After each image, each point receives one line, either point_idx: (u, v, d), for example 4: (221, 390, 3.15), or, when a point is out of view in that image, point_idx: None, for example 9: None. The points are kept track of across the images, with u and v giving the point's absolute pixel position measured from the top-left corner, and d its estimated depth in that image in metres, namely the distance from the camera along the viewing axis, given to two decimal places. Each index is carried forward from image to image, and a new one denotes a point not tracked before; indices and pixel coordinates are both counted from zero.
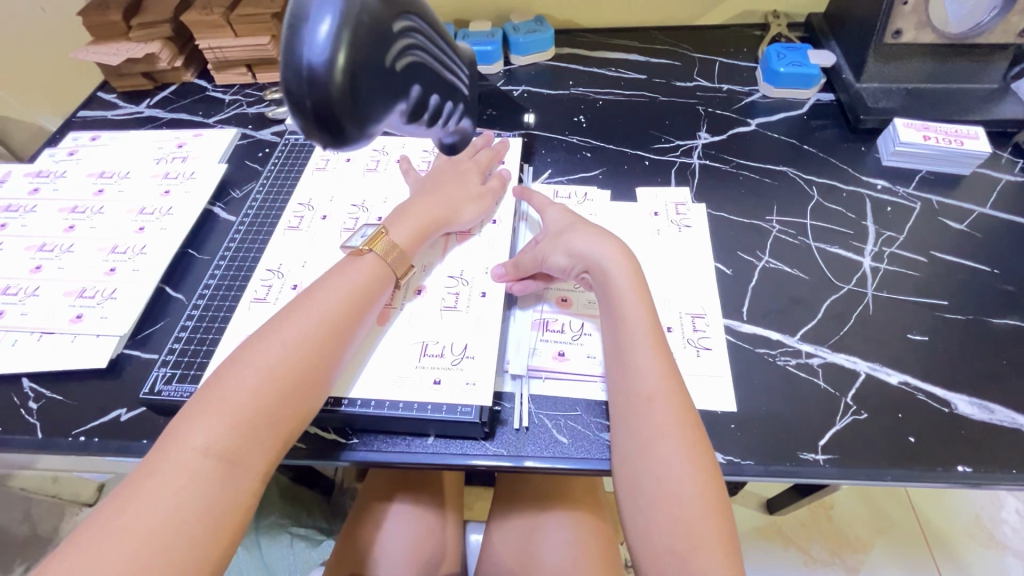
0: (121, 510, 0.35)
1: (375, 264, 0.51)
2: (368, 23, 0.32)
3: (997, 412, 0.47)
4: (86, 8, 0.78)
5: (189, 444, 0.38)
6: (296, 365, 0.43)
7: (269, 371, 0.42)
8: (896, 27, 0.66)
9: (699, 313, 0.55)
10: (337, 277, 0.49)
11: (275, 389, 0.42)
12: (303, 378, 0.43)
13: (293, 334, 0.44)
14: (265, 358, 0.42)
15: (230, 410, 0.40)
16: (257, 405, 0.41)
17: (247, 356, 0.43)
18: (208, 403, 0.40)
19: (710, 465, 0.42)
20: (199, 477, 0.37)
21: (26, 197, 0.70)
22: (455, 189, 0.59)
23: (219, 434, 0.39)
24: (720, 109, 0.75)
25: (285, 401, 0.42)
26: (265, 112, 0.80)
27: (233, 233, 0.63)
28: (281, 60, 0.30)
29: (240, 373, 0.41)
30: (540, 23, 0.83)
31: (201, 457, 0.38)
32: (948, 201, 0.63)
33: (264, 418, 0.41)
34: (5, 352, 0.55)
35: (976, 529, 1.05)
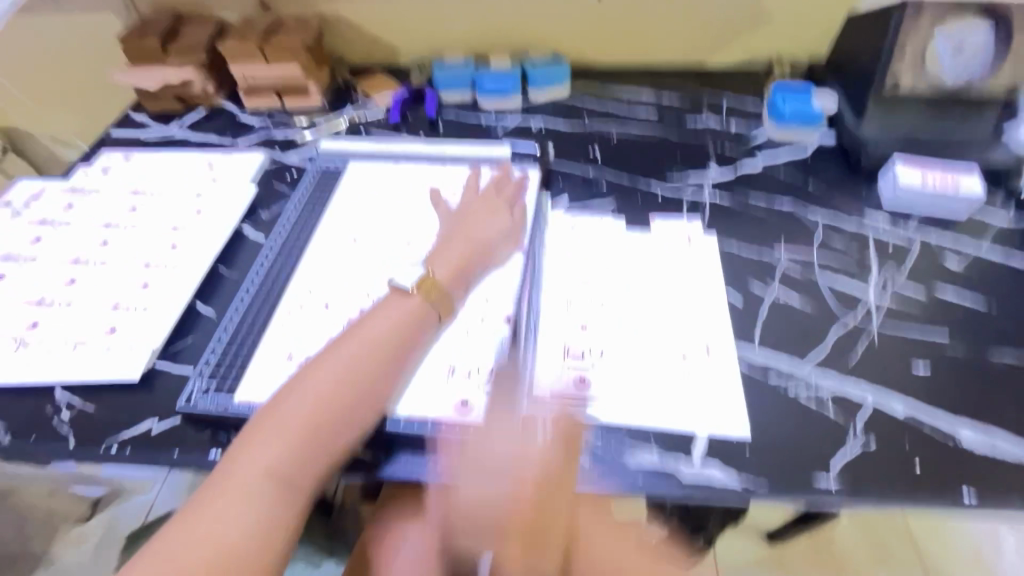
0: (193, 523, 0.40)
1: (418, 303, 0.53)
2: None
3: (997, 444, 0.50)
4: (127, 35, 0.82)
5: (248, 467, 0.43)
6: (342, 398, 0.46)
7: (318, 402, 0.46)
8: (893, 79, 0.71)
9: (712, 341, 0.57)
10: (382, 313, 0.52)
11: (322, 418, 0.45)
12: (348, 409, 0.46)
13: (342, 368, 0.48)
14: (315, 391, 0.46)
15: (285, 436, 0.44)
16: (309, 434, 0.45)
17: (299, 386, 0.46)
18: (265, 430, 0.44)
19: None
20: (258, 497, 0.42)
21: (60, 212, 0.72)
22: (489, 227, 0.61)
23: (278, 457, 0.43)
24: (729, 147, 0.79)
25: (332, 432, 0.45)
26: (293, 137, 0.84)
27: (265, 252, 0.65)
28: None
29: (293, 402, 0.46)
30: (558, 60, 0.87)
31: (262, 479, 0.42)
32: (946, 242, 0.66)
33: (315, 445, 0.45)
34: (41, 362, 0.57)
35: (974, 562, 1.05)
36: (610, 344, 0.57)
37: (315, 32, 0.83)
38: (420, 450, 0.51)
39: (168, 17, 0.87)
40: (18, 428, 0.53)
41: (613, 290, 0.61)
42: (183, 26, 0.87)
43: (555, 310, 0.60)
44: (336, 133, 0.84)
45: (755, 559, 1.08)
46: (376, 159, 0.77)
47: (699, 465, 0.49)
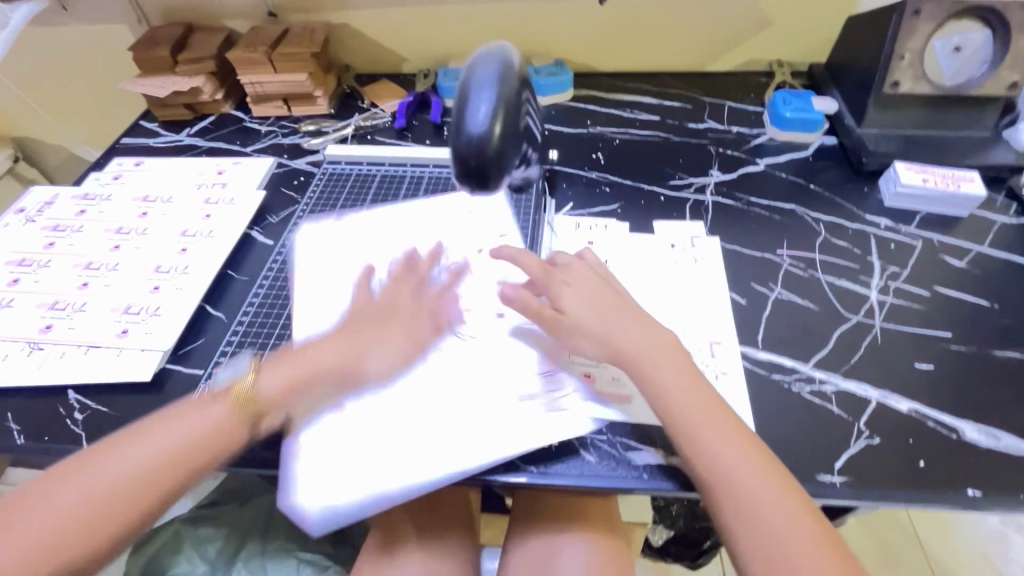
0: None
1: (271, 369, 0.49)
2: (511, 103, 0.46)
3: (1002, 438, 0.50)
4: (138, 45, 0.84)
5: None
6: (116, 483, 0.42)
7: (97, 485, 0.42)
8: (894, 79, 0.71)
9: (716, 340, 0.57)
10: (228, 388, 0.48)
11: (100, 502, 0.41)
12: (136, 492, 0.42)
13: (186, 424, 0.45)
14: (93, 476, 0.42)
15: (57, 526, 0.40)
16: (81, 525, 0.41)
17: (93, 463, 0.43)
18: (35, 517, 0.40)
19: (788, 485, 0.43)
20: (62, 531, 0.40)
21: (72, 218, 0.73)
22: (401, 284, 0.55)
23: (29, 551, 0.39)
24: (730, 149, 0.80)
25: (105, 518, 0.41)
26: (300, 143, 0.85)
27: (275, 257, 0.67)
28: (454, 135, 0.44)
29: (79, 483, 0.42)
30: (561, 66, 0.89)
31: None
32: (948, 240, 0.67)
33: (77, 538, 0.40)
34: (54, 364, 0.58)
35: (985, 565, 1.05)
36: None
37: (322, 40, 0.85)
38: None
39: (178, 27, 0.89)
40: (32, 429, 0.54)
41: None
42: (193, 36, 0.89)
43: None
44: (342, 139, 0.85)
45: None
46: (382, 163, 0.78)
47: None
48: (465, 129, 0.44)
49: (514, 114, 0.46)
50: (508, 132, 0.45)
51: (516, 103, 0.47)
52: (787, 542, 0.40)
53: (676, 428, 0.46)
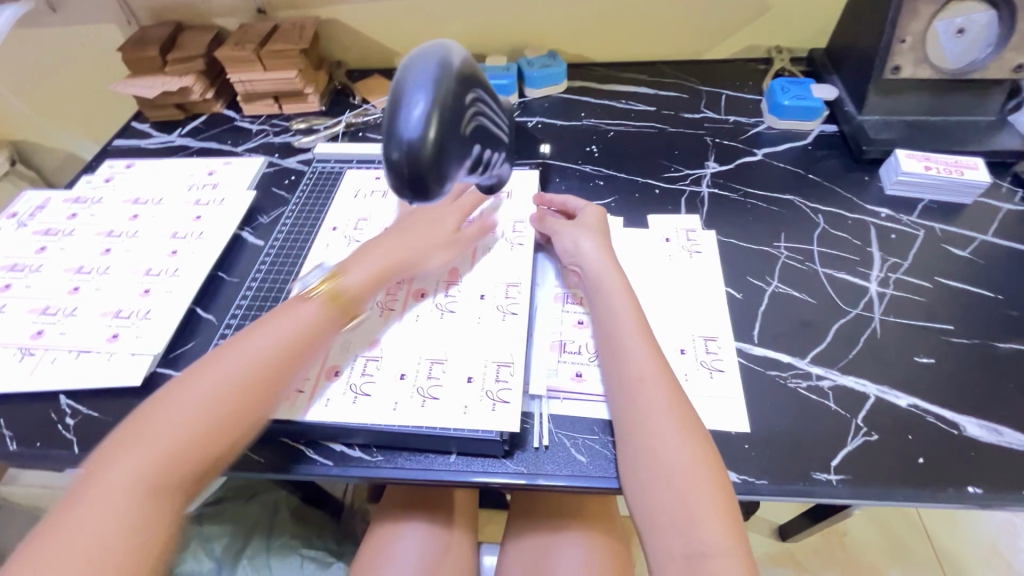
0: (40, 549, 0.38)
1: (320, 307, 0.53)
2: (450, 102, 0.39)
3: (1004, 433, 0.49)
4: (127, 45, 0.83)
5: (116, 483, 0.41)
6: (216, 402, 0.45)
7: (197, 407, 0.44)
8: (895, 64, 0.69)
9: (711, 336, 0.56)
10: (287, 313, 0.52)
11: (205, 423, 0.44)
12: (234, 410, 0.45)
13: (238, 364, 0.47)
14: (192, 398, 0.45)
15: (162, 448, 0.42)
16: (188, 442, 0.43)
17: (176, 394, 0.45)
18: (144, 438, 0.43)
19: (704, 444, 0.45)
20: (133, 486, 0.41)
21: (64, 222, 0.73)
22: (425, 236, 0.60)
23: (140, 473, 0.41)
24: (727, 139, 0.78)
25: (212, 432, 0.44)
26: (291, 142, 0.84)
27: (264, 257, 0.66)
28: (384, 140, 0.38)
29: (175, 407, 0.44)
30: (554, 58, 0.87)
31: (127, 492, 0.41)
32: (951, 229, 0.65)
33: (192, 453, 0.43)
34: (45, 369, 0.58)
35: (993, 556, 1.03)
36: None
37: (311, 36, 0.84)
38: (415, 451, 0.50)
39: (166, 26, 0.88)
40: (24, 435, 0.54)
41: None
42: (181, 35, 0.88)
43: (552, 308, 0.59)
44: (334, 136, 0.84)
45: (767, 555, 1.07)
46: (373, 161, 0.77)
47: None
48: (398, 132, 0.38)
49: (453, 116, 0.39)
50: (447, 137, 0.39)
51: (458, 101, 0.40)
52: (701, 538, 0.41)
53: (633, 410, 0.47)
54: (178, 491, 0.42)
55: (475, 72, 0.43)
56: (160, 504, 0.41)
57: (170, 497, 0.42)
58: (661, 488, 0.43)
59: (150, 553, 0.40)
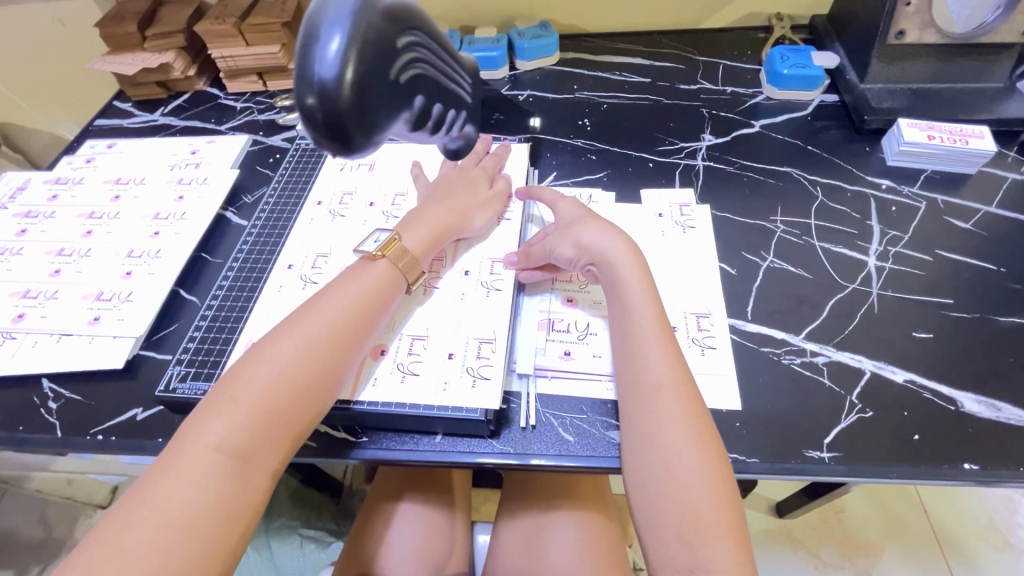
0: (131, 516, 0.37)
1: (386, 270, 0.51)
2: (372, 41, 0.38)
3: (1002, 409, 0.47)
4: (103, 21, 0.80)
5: (206, 448, 0.39)
6: (300, 368, 0.44)
7: (280, 373, 0.43)
8: (899, 28, 0.66)
9: (704, 313, 0.55)
10: (346, 282, 0.50)
11: (289, 389, 0.43)
12: (318, 376, 0.44)
13: (300, 339, 0.45)
14: (275, 362, 0.44)
15: (248, 416, 0.41)
16: (274, 409, 0.42)
17: (258, 358, 0.44)
18: (229, 404, 0.41)
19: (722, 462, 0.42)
20: (209, 472, 0.39)
21: (45, 203, 0.72)
22: (466, 197, 0.59)
23: (229, 442, 0.40)
24: (724, 111, 0.76)
25: (296, 400, 0.43)
26: (275, 119, 0.82)
27: (246, 235, 0.64)
28: (297, 76, 0.36)
29: (259, 372, 0.43)
30: (545, 28, 0.84)
31: (218, 459, 0.39)
32: (954, 200, 0.63)
33: (275, 422, 0.42)
34: (26, 353, 0.57)
35: (989, 532, 1.03)
36: (597, 319, 0.55)
37: (293, 9, 0.81)
38: (401, 432, 0.50)
39: (145, 1, 0.85)
40: (6, 419, 0.54)
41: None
42: (160, 10, 0.85)
43: (539, 285, 0.58)
44: None
45: (764, 532, 1.07)
46: None
47: None
48: (311, 72, 0.36)
49: (376, 56, 0.38)
50: (367, 78, 0.37)
51: (384, 42, 0.39)
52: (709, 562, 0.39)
53: (643, 419, 0.44)
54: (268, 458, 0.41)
55: (411, 18, 0.42)
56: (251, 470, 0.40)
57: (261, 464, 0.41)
58: (659, 472, 0.42)
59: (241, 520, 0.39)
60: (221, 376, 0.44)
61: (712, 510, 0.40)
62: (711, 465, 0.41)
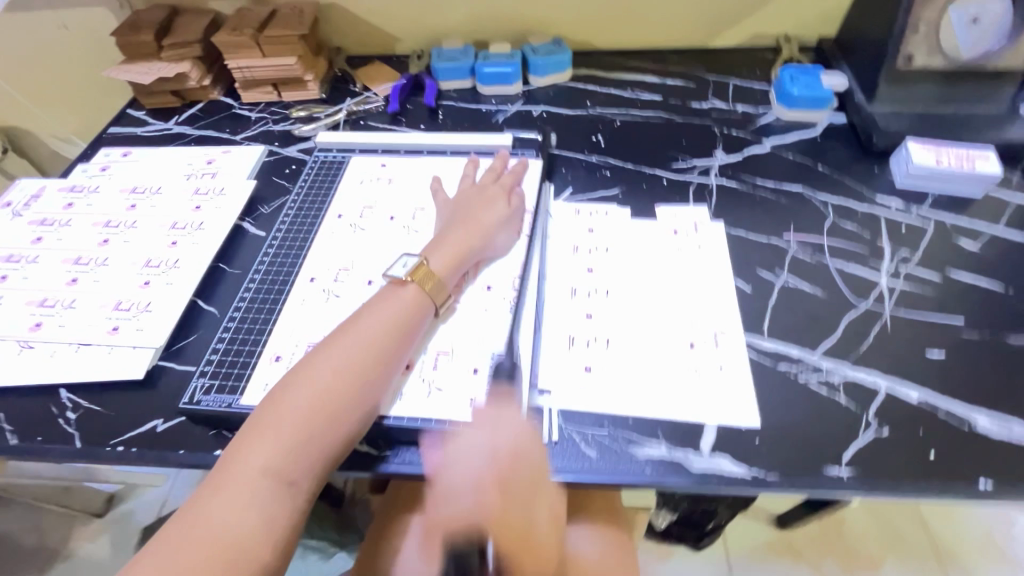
0: (184, 532, 0.38)
1: (416, 293, 0.52)
2: None
3: (1015, 428, 0.49)
4: (121, 30, 0.81)
5: (250, 468, 0.41)
6: (338, 391, 0.45)
7: (320, 397, 0.44)
8: (907, 53, 0.69)
9: (721, 330, 0.56)
10: (380, 306, 0.51)
11: (330, 413, 0.44)
12: (355, 398, 0.45)
13: (338, 363, 0.46)
14: (314, 385, 0.45)
15: (288, 438, 0.42)
16: (314, 432, 0.43)
17: (298, 380, 0.45)
18: (269, 427, 0.43)
19: None
20: (257, 495, 0.40)
21: (60, 211, 0.72)
22: (486, 217, 0.60)
23: (272, 462, 0.41)
24: (735, 129, 0.77)
25: (332, 423, 0.44)
26: (291, 130, 0.83)
27: (267, 247, 0.64)
28: None
29: (298, 395, 0.44)
30: (558, 45, 0.85)
31: (262, 480, 0.41)
32: (961, 222, 0.64)
33: (315, 444, 0.43)
34: (44, 362, 0.57)
35: (988, 546, 1.05)
36: (617, 335, 0.56)
37: (310, 22, 0.82)
38: None
39: (162, 10, 0.86)
40: (24, 429, 0.53)
41: (617, 278, 0.60)
42: (177, 19, 0.86)
43: (560, 301, 0.58)
44: (335, 125, 0.83)
45: (766, 545, 1.08)
46: (375, 150, 0.75)
47: (709, 456, 0.48)
48: None
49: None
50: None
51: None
52: None
53: None
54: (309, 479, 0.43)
55: None
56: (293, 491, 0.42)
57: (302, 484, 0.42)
58: None
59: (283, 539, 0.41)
60: (262, 400, 0.45)
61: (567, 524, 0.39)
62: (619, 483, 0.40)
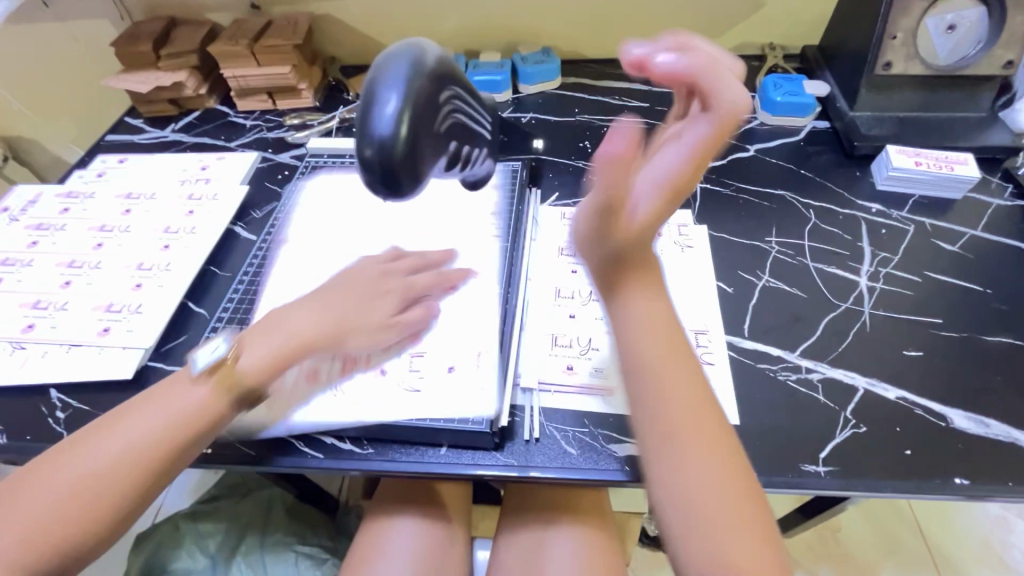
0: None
1: (317, 301, 0.53)
2: (424, 102, 0.39)
3: (991, 425, 0.49)
4: (119, 40, 0.83)
5: (4, 525, 0.39)
6: (162, 428, 0.43)
7: (203, 388, 0.46)
8: (885, 60, 0.69)
9: (702, 330, 0.57)
10: (281, 314, 0.51)
11: (212, 400, 0.46)
12: (241, 385, 0.47)
13: (229, 357, 0.48)
14: (135, 424, 0.44)
15: (70, 490, 0.40)
16: (101, 477, 0.41)
17: (122, 421, 0.44)
18: (37, 479, 0.41)
19: (733, 471, 0.40)
20: (62, 492, 0.41)
21: (55, 216, 0.73)
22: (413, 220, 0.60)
23: (44, 517, 0.40)
24: (720, 135, 0.79)
25: (147, 459, 0.42)
26: (284, 137, 0.84)
27: (255, 251, 0.67)
28: (358, 138, 0.39)
29: (107, 439, 0.43)
30: (547, 54, 0.87)
31: (2, 535, 0.39)
32: (941, 224, 0.65)
33: (175, 434, 0.44)
34: (35, 363, 0.58)
35: (985, 553, 1.04)
36: (598, 335, 0.56)
37: (304, 32, 0.84)
38: (406, 444, 0.50)
39: (160, 21, 0.88)
40: (13, 428, 0.54)
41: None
42: (174, 30, 0.88)
43: (544, 303, 0.59)
44: (327, 131, 0.84)
45: None
46: None
47: None
48: (371, 130, 0.38)
49: (427, 112, 0.40)
50: (421, 132, 0.39)
51: (430, 100, 0.40)
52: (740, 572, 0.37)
53: (662, 427, 0.41)
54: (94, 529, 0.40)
55: (453, 72, 0.44)
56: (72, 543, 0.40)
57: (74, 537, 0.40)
58: (668, 474, 0.40)
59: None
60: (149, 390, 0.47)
61: (743, 551, 0.37)
62: (720, 468, 0.40)
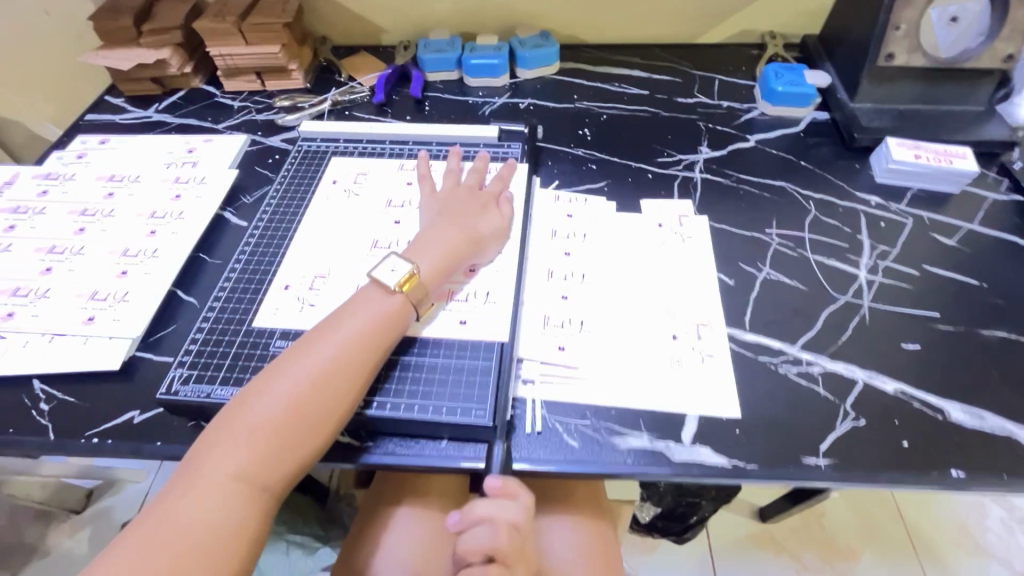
0: (173, 507, 0.39)
1: (399, 301, 0.51)
2: None
3: (987, 419, 0.50)
4: (97, 14, 0.79)
5: (249, 437, 0.42)
6: (365, 345, 0.47)
7: (314, 383, 0.45)
8: (888, 51, 0.69)
9: (703, 322, 0.56)
10: (360, 310, 0.50)
11: (326, 397, 0.44)
12: (351, 380, 0.46)
13: (330, 351, 0.46)
14: (334, 341, 0.47)
15: (294, 405, 0.44)
16: (325, 396, 0.44)
17: (324, 339, 0.47)
18: (263, 395, 0.44)
19: None
20: (219, 498, 0.40)
21: (34, 200, 0.70)
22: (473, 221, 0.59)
23: (247, 466, 0.41)
24: (721, 125, 0.78)
25: (360, 371, 0.47)
26: (274, 119, 0.81)
27: (248, 236, 0.63)
28: None
29: (314, 359, 0.46)
30: (546, 37, 0.85)
31: (246, 445, 0.42)
32: (939, 217, 0.66)
33: (301, 436, 0.43)
34: (17, 353, 0.55)
35: (962, 537, 1.07)
36: (591, 318, 0.56)
37: (294, 10, 0.81)
38: (407, 436, 0.50)
39: None
40: None
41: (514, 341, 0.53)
42: (156, 5, 0.84)
43: (539, 279, 0.59)
44: (319, 114, 0.82)
45: (748, 536, 1.09)
46: (360, 140, 0.74)
47: (689, 446, 0.49)
48: None
49: None
50: None
51: None
52: None
53: None
54: (315, 443, 0.44)
55: None
56: (300, 454, 0.43)
57: (306, 449, 0.43)
58: None
59: (266, 500, 0.42)
60: (249, 387, 0.45)
61: None
62: None
